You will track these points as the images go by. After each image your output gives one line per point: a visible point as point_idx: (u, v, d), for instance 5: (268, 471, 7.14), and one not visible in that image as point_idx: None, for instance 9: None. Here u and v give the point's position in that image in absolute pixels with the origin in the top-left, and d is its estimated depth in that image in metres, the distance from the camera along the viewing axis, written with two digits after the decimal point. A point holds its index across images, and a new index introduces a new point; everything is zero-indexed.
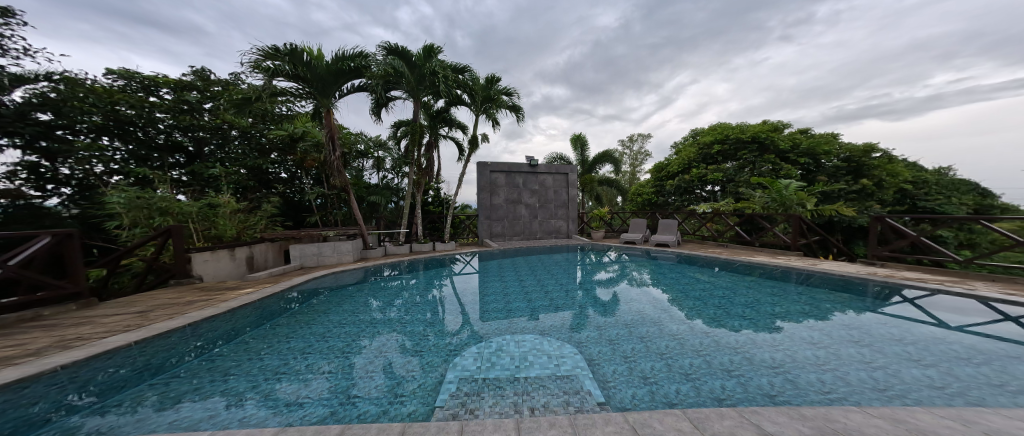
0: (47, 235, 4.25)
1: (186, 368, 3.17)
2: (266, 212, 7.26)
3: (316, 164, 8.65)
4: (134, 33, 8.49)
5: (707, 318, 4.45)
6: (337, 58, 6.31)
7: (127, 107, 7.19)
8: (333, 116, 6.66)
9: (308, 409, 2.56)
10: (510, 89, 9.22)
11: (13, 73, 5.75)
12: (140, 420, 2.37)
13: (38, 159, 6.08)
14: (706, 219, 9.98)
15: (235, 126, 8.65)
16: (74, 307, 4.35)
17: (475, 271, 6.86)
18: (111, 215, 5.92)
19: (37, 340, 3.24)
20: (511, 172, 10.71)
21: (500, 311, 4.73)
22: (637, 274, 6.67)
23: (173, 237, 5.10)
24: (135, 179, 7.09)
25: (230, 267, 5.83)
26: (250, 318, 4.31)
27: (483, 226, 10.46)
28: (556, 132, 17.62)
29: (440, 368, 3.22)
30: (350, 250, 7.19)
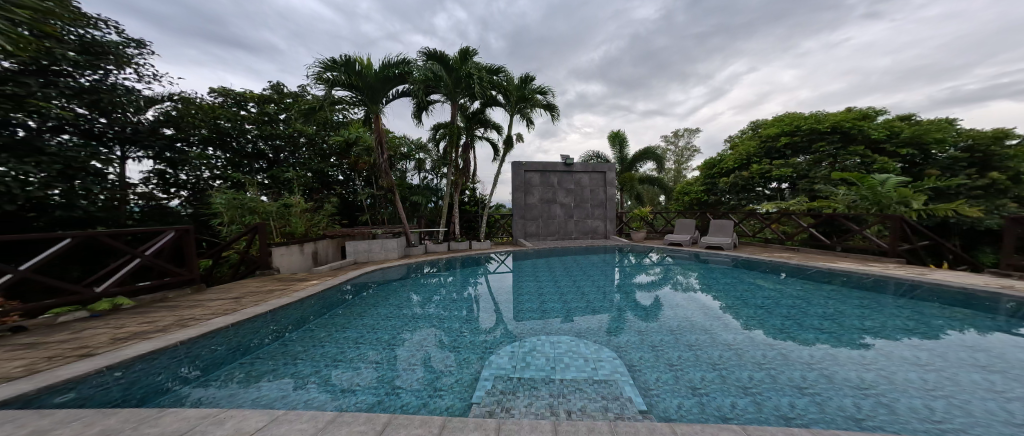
0: (172, 230, 5.26)
1: (266, 351, 3.72)
2: (326, 211, 8.09)
3: (367, 166, 9.29)
4: (227, 54, 9.99)
5: (773, 329, 3.94)
6: (384, 66, 6.71)
7: (225, 121, 8.56)
8: (381, 121, 7.13)
9: (358, 396, 2.83)
10: (544, 89, 9.09)
11: (146, 96, 6.91)
12: (233, 395, 2.84)
13: (165, 167, 7.45)
14: (771, 220, 8.82)
15: (303, 134, 9.64)
16: (189, 291, 5.31)
17: (510, 271, 6.91)
18: (216, 215, 7.17)
19: (163, 319, 4.05)
20: (545, 172, 10.58)
21: (535, 311, 4.71)
22: (683, 278, 6.18)
23: (259, 233, 5.95)
24: (229, 182, 8.49)
25: (299, 260, 6.63)
26: (314, 307, 4.91)
27: (518, 226, 10.42)
28: (594, 128, 16.75)
29: (476, 365, 3.33)
30: (395, 247, 7.76)
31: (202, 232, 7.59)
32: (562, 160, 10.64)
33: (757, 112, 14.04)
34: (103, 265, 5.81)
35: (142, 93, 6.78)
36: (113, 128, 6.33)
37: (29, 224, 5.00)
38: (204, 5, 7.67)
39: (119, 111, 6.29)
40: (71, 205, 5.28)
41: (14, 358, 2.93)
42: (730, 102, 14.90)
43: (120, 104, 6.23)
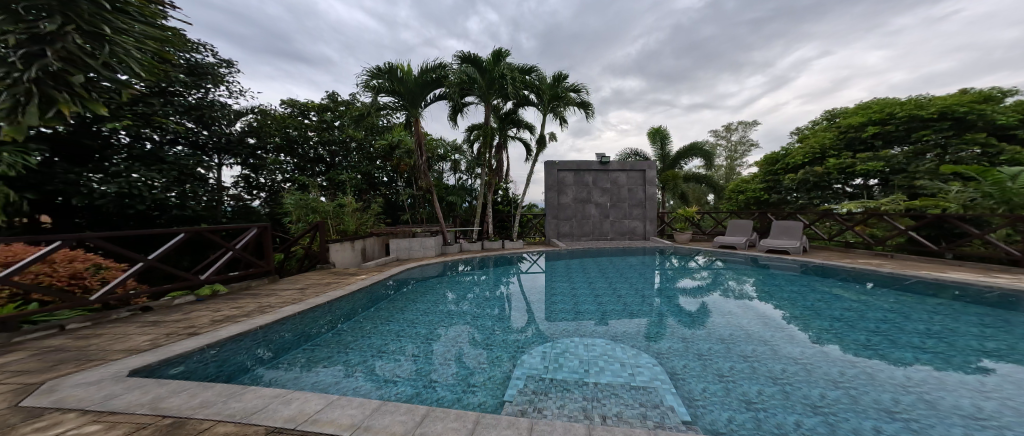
0: (253, 226, 5.92)
1: (323, 339, 3.86)
2: (373, 211, 8.70)
3: (408, 168, 9.83)
4: (293, 68, 11.03)
5: (855, 345, 3.32)
6: (422, 71, 7.05)
7: (293, 129, 9.35)
8: (420, 124, 7.44)
9: (398, 387, 2.79)
10: (576, 86, 8.81)
11: (235, 110, 8.07)
12: (296, 378, 2.94)
13: (247, 171, 8.57)
14: (854, 222, 7.65)
15: (353, 139, 10.17)
16: (266, 281, 5.88)
17: (542, 271, 6.87)
18: (287, 214, 8.08)
19: (247, 305, 4.38)
20: (579, 170, 10.26)
21: (567, 312, 4.53)
22: (735, 284, 5.62)
23: (319, 231, 6.58)
24: (299, 185, 9.32)
25: (351, 256, 7.24)
26: (362, 300, 5.20)
27: (550, 226, 10.23)
28: (634, 124, 15.78)
29: (508, 363, 3.17)
30: (433, 245, 8.15)
31: (276, 228, 8.52)
32: (597, 159, 10.24)
33: (831, 101, 11.80)
34: (204, 255, 6.89)
35: (232, 107, 7.95)
36: (214, 139, 7.59)
37: (154, 220, 6.13)
38: (273, 26, 8.67)
39: (217, 124, 7.54)
40: (182, 204, 6.26)
41: (143, 332, 3.29)
42: (801, 88, 12.67)
43: (217, 118, 7.41)
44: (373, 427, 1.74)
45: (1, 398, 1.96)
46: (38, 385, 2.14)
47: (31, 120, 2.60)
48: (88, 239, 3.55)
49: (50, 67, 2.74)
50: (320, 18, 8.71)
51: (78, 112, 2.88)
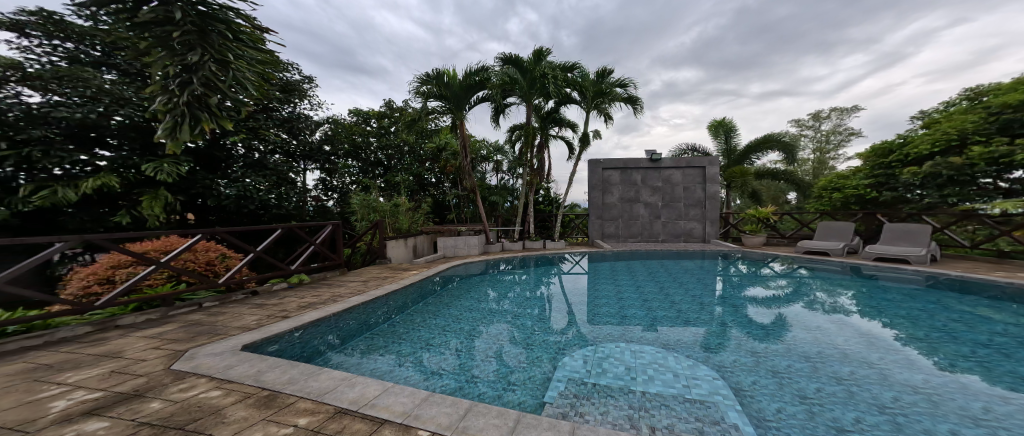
0: (328, 224, 6.15)
1: (381, 329, 4.10)
2: (423, 210, 9.12)
3: (454, 169, 10.17)
4: (359, 81, 11.78)
5: (1010, 377, 2.58)
6: (466, 74, 7.27)
7: (360, 137, 10.27)
8: (464, 126, 7.69)
9: (443, 380, 2.90)
10: (624, 81, 8.47)
11: (315, 120, 8.80)
12: (359, 364, 3.18)
13: (325, 175, 9.73)
14: (1009, 226, 6.27)
15: (407, 143, 10.45)
16: (337, 273, 6.17)
17: (584, 271, 6.77)
18: (354, 213, 8.74)
19: (324, 293, 4.79)
20: (627, 169, 9.87)
21: (612, 316, 4.35)
22: (825, 296, 4.95)
23: (379, 229, 7.05)
24: (363, 186, 9.97)
25: (404, 251, 7.72)
26: (414, 294, 5.44)
27: (595, 226, 9.97)
28: (690, 119, 14.66)
29: (548, 364, 3.15)
30: (476, 244, 8.36)
31: (346, 226, 9.19)
32: (646, 156, 9.79)
33: (973, 76, 8.75)
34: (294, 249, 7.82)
35: (314, 119, 8.82)
36: (302, 147, 8.55)
37: (260, 217, 7.27)
38: (340, 42, 9.49)
39: (302, 133, 8.38)
40: (280, 204, 7.17)
41: (253, 312, 3.82)
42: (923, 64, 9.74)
43: (302, 128, 8.29)
44: (423, 417, 1.83)
45: (159, 361, 2.43)
46: (183, 352, 2.60)
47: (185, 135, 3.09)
48: (218, 233, 4.14)
49: (195, 92, 3.09)
50: (377, 31, 9.28)
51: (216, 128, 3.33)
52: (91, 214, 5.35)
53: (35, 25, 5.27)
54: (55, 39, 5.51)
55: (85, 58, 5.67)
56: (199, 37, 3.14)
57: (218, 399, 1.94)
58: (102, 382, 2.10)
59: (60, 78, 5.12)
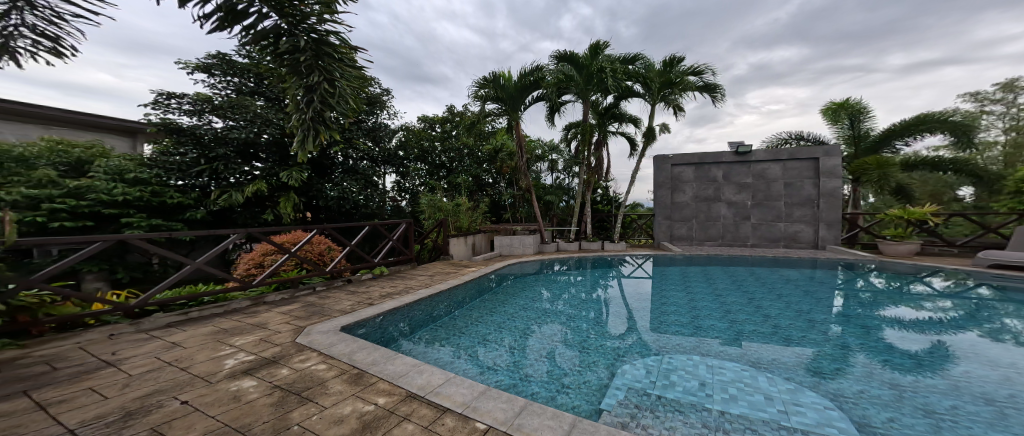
0: (403, 223, 6.55)
1: (444, 322, 4.31)
2: (481, 209, 9.38)
3: (510, 169, 10.38)
4: (427, 89, 12.56)
5: None
6: (521, 75, 7.42)
7: (428, 142, 10.45)
8: (520, 127, 7.81)
9: (494, 375, 2.97)
10: (700, 68, 7.81)
11: (391, 128, 9.70)
12: (425, 352, 3.42)
13: (399, 178, 9.91)
14: None
15: (465, 146, 10.83)
16: (408, 267, 6.58)
17: (647, 275, 6.38)
18: (422, 211, 9.30)
19: (398, 284, 5.24)
20: (701, 164, 9.05)
21: (682, 326, 3.97)
22: (1013, 322, 3.80)
23: (443, 227, 7.47)
24: (431, 188, 10.31)
25: (464, 249, 8.04)
26: (472, 289, 5.67)
27: (662, 228, 9.34)
28: (791, 104, 11.89)
29: (604, 369, 3.01)
30: (532, 243, 8.41)
31: (416, 224, 9.82)
32: (729, 149, 8.88)
33: None
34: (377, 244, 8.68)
35: (391, 126, 9.68)
36: (382, 153, 9.21)
37: (353, 214, 8.36)
38: (409, 55, 10.15)
39: (383, 140, 9.16)
40: (367, 204, 8.31)
41: (346, 298, 4.34)
42: None
43: (380, 136, 9.10)
44: (480, 410, 1.89)
45: (288, 334, 2.92)
46: (302, 328, 3.08)
47: (310, 145, 3.20)
48: (327, 228, 4.75)
49: (315, 109, 2.98)
50: (439, 41, 9.63)
51: (336, 137, 3.34)
52: (251, 213, 6.83)
53: (217, 66, 6.83)
54: (230, 75, 7.03)
55: (246, 88, 7.07)
56: (314, 55, 2.84)
57: (323, 373, 2.25)
58: (253, 348, 2.62)
59: (233, 107, 6.53)
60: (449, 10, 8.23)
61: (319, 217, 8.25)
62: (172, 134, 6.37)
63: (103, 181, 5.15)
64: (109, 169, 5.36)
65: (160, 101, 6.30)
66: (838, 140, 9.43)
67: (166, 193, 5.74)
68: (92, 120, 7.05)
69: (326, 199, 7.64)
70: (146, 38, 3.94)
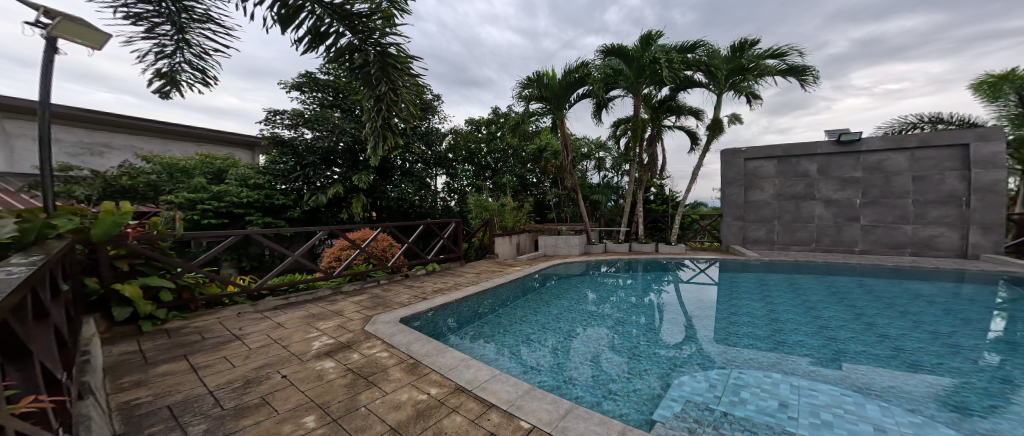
0: (453, 221, 6.82)
1: (490, 320, 4.39)
2: (525, 209, 9.41)
3: (554, 168, 10.28)
4: (474, 92, 12.82)
5: None
6: (565, 73, 7.33)
7: (476, 143, 10.76)
8: (565, 126, 7.72)
9: (536, 376, 2.96)
10: (783, 49, 6.97)
11: (441, 131, 10.04)
12: (471, 347, 3.53)
13: (449, 179, 10.23)
14: None
15: (510, 147, 10.95)
16: (457, 264, 6.84)
17: (710, 281, 5.89)
18: (469, 211, 9.59)
19: (447, 281, 5.46)
20: (786, 156, 7.80)
21: (751, 337, 3.59)
22: None
23: (489, 226, 7.65)
24: (477, 188, 10.58)
25: (509, 248, 8.17)
26: (517, 288, 5.71)
27: (733, 230, 8.23)
28: (921, 81, 8.65)
29: (656, 379, 2.84)
30: (577, 244, 8.25)
31: (464, 223, 10.15)
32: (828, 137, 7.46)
33: None
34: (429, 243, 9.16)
35: (441, 130, 10.06)
36: (435, 156, 9.63)
37: (408, 212, 8.94)
38: (456, 59, 10.40)
39: (434, 144, 9.55)
40: (422, 204, 8.86)
41: (404, 291, 4.64)
42: None
43: (431, 139, 9.48)
44: (525, 408, 1.89)
45: (358, 322, 3.21)
46: (369, 317, 3.36)
47: (381, 150, 3.57)
48: (385, 226, 5.15)
49: (385, 121, 3.37)
50: (483, 45, 9.75)
51: (400, 142, 3.62)
52: (333, 212, 7.71)
53: (307, 83, 7.66)
54: (314, 90, 7.79)
55: (329, 101, 7.86)
56: (380, 69, 3.10)
57: (385, 360, 2.44)
58: (334, 332, 2.92)
59: (316, 122, 7.31)
60: (492, 14, 8.26)
61: (381, 216, 8.96)
62: (279, 146, 7.34)
63: (235, 186, 6.61)
64: (238, 178, 6.82)
65: (270, 118, 7.35)
66: (1000, 121, 6.98)
67: (275, 197, 6.96)
68: (226, 136, 8.65)
69: (388, 199, 8.31)
70: (259, 62, 4.62)
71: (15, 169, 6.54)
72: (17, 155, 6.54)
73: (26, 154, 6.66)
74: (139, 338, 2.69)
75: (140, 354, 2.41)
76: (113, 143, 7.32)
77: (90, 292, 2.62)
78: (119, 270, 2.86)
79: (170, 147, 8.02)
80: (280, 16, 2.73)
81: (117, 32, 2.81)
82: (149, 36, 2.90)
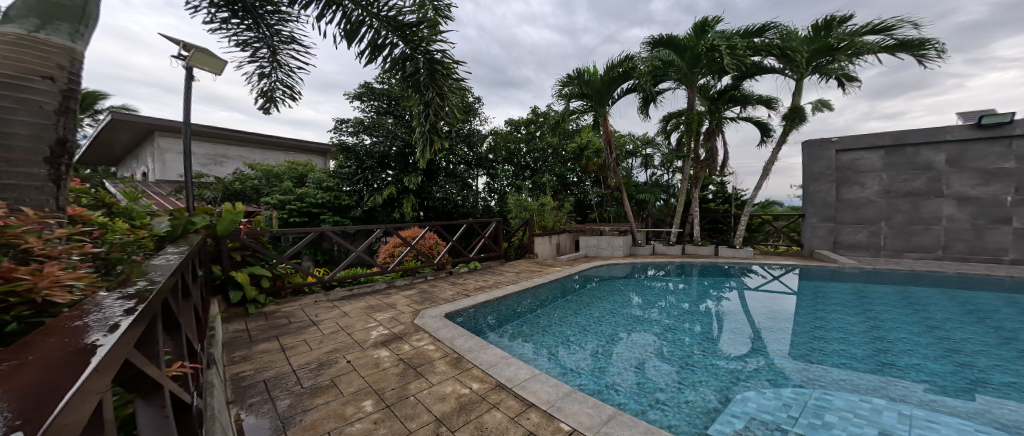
0: (495, 220, 6.88)
1: (530, 320, 4.37)
2: (566, 208, 9.24)
3: (596, 167, 9.95)
4: (513, 92, 12.81)
5: None
6: (608, 68, 7.07)
7: (516, 144, 10.80)
8: (608, 122, 7.48)
9: (576, 378, 2.90)
10: (891, 23, 5.92)
11: (483, 133, 10.15)
12: (511, 346, 3.55)
13: (489, 179, 10.32)
14: None
15: (550, 146, 10.82)
16: (496, 263, 6.91)
17: (785, 291, 5.26)
18: (509, 211, 9.64)
19: (488, 279, 5.55)
20: (898, 145, 6.33)
21: (829, 354, 3.17)
22: None
23: (529, 226, 7.61)
24: (517, 188, 10.62)
25: (549, 248, 8.09)
26: (556, 288, 5.63)
27: (818, 236, 7.02)
28: None
29: (712, 391, 2.64)
30: (622, 245, 7.96)
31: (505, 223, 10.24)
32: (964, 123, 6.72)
33: None
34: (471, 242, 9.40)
35: (483, 131, 10.20)
36: (477, 157, 9.83)
37: (451, 211, 9.28)
38: (495, 60, 10.43)
39: (474, 145, 9.71)
40: (464, 203, 9.15)
41: (448, 288, 4.81)
42: None
43: (472, 140, 9.62)
44: (566, 410, 1.86)
45: (408, 315, 3.39)
46: (418, 311, 3.52)
47: (428, 153, 3.67)
48: (430, 224, 5.38)
49: (435, 126, 3.51)
50: (521, 46, 9.67)
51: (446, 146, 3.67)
52: (387, 211, 8.24)
53: (366, 92, 8.21)
54: (370, 98, 8.30)
55: (385, 107, 8.33)
56: (428, 74, 3.25)
57: (431, 352, 2.54)
58: (388, 323, 3.12)
59: (371, 128, 7.80)
60: (529, 13, 8.22)
61: (428, 216, 9.39)
62: (346, 153, 8.00)
63: (312, 189, 7.74)
64: (316, 183, 7.88)
65: (338, 127, 8.01)
66: None
67: (342, 198, 7.83)
68: (307, 145, 9.67)
69: (434, 200, 8.69)
70: (327, 75, 5.08)
71: (168, 177, 7.94)
72: (168, 165, 7.94)
73: (174, 164, 8.04)
74: (245, 318, 3.15)
75: (247, 332, 2.81)
76: (229, 154, 8.57)
77: (215, 277, 3.15)
78: (235, 260, 3.38)
79: (267, 156, 9.22)
80: (345, 32, 2.97)
81: (232, 59, 3.28)
82: (251, 59, 3.31)
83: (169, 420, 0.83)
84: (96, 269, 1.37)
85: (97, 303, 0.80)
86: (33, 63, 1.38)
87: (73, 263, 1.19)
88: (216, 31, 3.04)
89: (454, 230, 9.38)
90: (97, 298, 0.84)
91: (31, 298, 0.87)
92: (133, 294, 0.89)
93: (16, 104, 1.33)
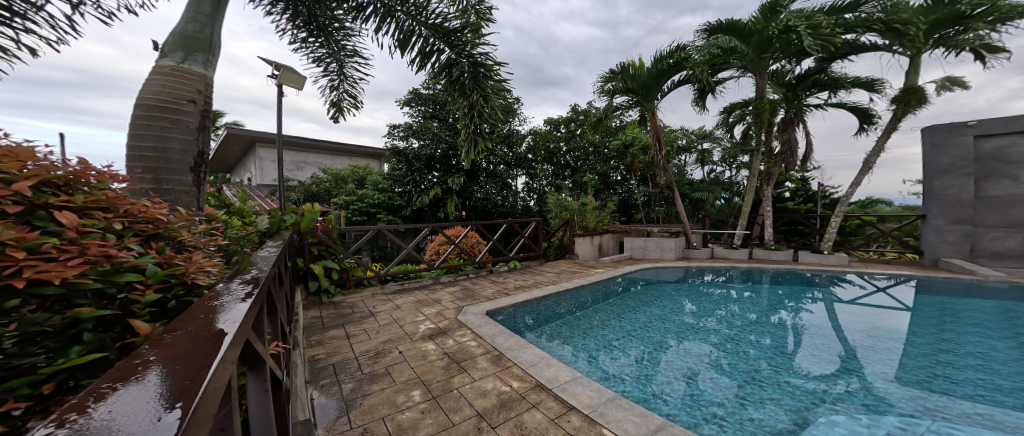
0: (534, 221, 6.84)
1: (569, 321, 4.29)
2: (609, 208, 8.91)
3: (642, 165, 9.44)
4: (552, 90, 12.65)
5: None
6: (656, 60, 6.67)
7: (556, 144, 10.64)
8: (656, 117, 7.06)
9: (621, 384, 2.78)
10: None
11: (522, 132, 10.14)
12: (551, 347, 3.52)
13: (529, 179, 10.30)
14: None
15: (592, 144, 10.50)
16: (535, 263, 6.86)
17: (901, 308, 4.42)
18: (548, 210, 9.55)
19: (529, 279, 5.55)
20: None
21: (935, 380, 2.68)
22: None
23: (569, 226, 7.46)
24: (557, 187, 10.48)
25: (591, 249, 7.86)
26: (598, 289, 5.46)
27: (938, 244, 5.89)
28: None
29: (781, 410, 2.38)
30: (672, 247, 7.49)
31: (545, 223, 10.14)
32: None
33: None
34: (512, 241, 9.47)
35: (522, 131, 10.23)
36: (517, 157, 9.87)
37: (491, 211, 9.44)
38: (534, 60, 10.36)
39: (513, 145, 9.77)
40: (505, 204, 9.24)
41: (489, 286, 4.89)
42: None
43: (511, 141, 9.70)
44: (609, 416, 1.78)
45: (452, 311, 3.50)
46: (462, 308, 3.61)
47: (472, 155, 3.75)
48: (472, 225, 5.45)
49: (478, 130, 3.59)
50: (560, 43, 9.43)
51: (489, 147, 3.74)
52: (433, 211, 8.59)
53: (416, 98, 8.64)
54: (417, 103, 8.69)
55: (433, 111, 8.70)
56: (471, 77, 3.32)
57: (474, 348, 2.59)
58: (435, 318, 3.25)
59: (417, 132, 8.14)
60: (568, 10, 8.11)
61: (470, 215, 9.64)
62: (399, 156, 8.43)
63: (371, 190, 8.35)
64: (376, 185, 8.52)
65: (392, 132, 8.43)
66: None
67: (401, 198, 8.37)
68: (366, 150, 10.43)
69: (475, 200, 8.89)
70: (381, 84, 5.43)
71: (266, 180, 9.12)
72: (266, 170, 9.10)
73: (270, 170, 9.20)
74: (320, 306, 3.49)
75: (321, 319, 3.10)
76: (308, 160, 9.58)
77: (298, 268, 3.53)
78: (313, 254, 3.72)
79: (336, 160, 10.17)
80: (398, 42, 3.15)
81: (310, 75, 3.67)
82: (324, 73, 3.67)
83: (268, 393, 0.92)
84: (223, 255, 1.70)
85: (227, 286, 0.94)
86: (183, 91, 1.94)
87: (207, 254, 1.43)
88: (298, 51, 3.45)
89: (495, 229, 9.52)
90: (225, 282, 0.99)
91: (185, 279, 1.06)
92: (250, 280, 1.03)
93: (172, 124, 1.90)
